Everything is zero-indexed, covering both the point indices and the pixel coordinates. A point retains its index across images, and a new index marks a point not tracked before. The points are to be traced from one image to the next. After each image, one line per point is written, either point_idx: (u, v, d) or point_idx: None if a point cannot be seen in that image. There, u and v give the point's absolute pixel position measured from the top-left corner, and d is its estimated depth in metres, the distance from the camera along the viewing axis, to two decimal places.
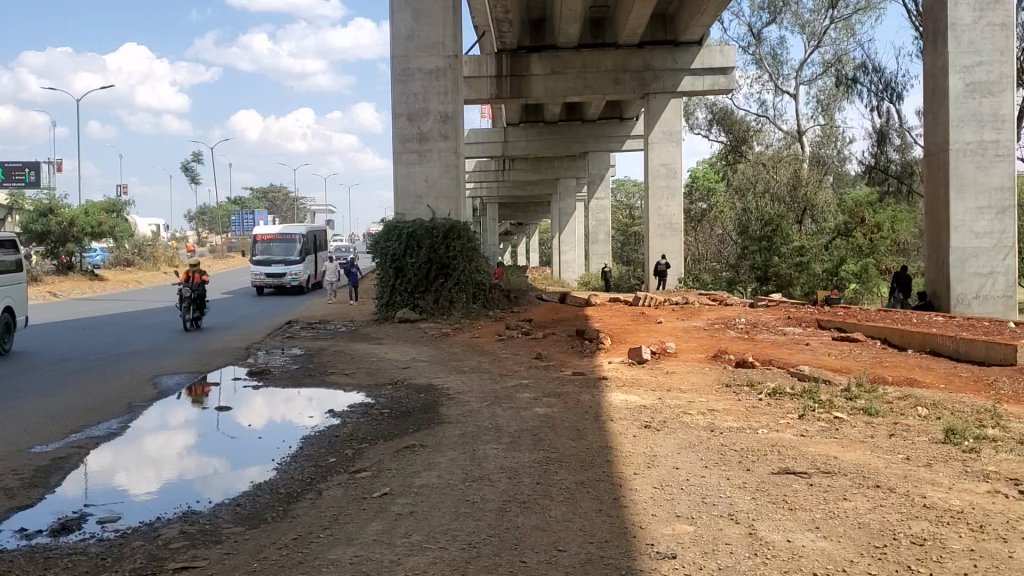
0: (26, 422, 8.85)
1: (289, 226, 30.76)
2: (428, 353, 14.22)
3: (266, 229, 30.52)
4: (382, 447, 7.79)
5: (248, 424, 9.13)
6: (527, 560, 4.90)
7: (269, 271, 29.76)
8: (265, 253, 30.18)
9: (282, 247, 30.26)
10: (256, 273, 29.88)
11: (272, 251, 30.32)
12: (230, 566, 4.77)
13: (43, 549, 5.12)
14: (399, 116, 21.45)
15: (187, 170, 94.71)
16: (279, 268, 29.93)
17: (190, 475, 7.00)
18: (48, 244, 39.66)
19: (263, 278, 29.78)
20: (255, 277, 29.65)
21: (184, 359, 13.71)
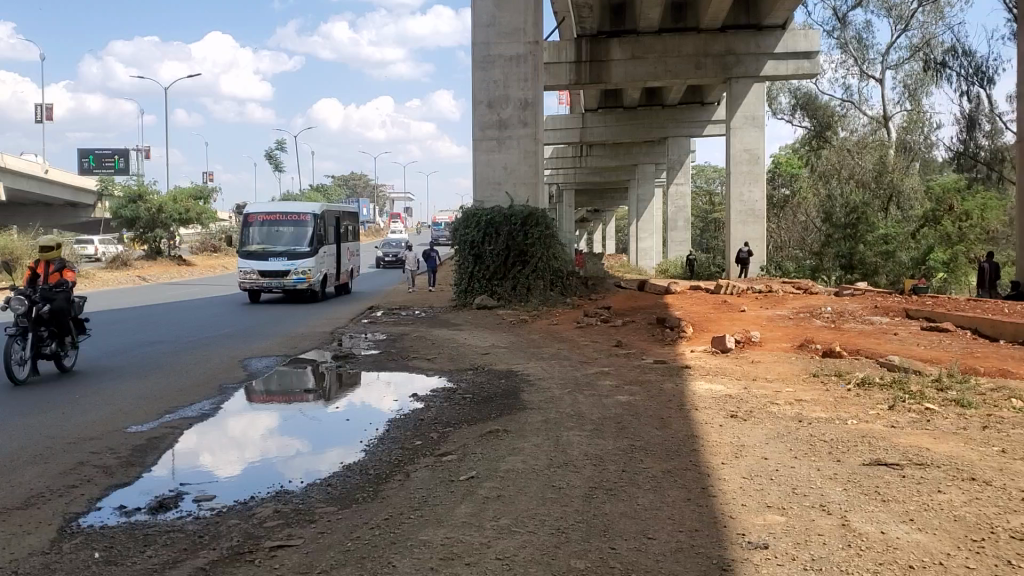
0: (121, 403, 9.10)
1: (296, 206, 23.97)
2: (508, 339, 14.24)
3: (266, 209, 23.81)
4: (467, 431, 7.82)
5: (332, 407, 9.27)
6: (617, 547, 4.86)
7: (267, 266, 23.09)
8: (262, 241, 23.42)
9: (286, 234, 23.44)
10: (248, 269, 23.19)
11: (275, 239, 23.54)
12: (324, 546, 4.83)
13: (142, 526, 5.24)
14: (479, 103, 21.54)
15: (270, 158, 96.72)
16: (280, 261, 23.10)
17: (273, 456, 7.09)
18: (138, 230, 40.82)
19: (258, 277, 23.12)
20: (249, 274, 23.01)
21: (271, 344, 13.91)
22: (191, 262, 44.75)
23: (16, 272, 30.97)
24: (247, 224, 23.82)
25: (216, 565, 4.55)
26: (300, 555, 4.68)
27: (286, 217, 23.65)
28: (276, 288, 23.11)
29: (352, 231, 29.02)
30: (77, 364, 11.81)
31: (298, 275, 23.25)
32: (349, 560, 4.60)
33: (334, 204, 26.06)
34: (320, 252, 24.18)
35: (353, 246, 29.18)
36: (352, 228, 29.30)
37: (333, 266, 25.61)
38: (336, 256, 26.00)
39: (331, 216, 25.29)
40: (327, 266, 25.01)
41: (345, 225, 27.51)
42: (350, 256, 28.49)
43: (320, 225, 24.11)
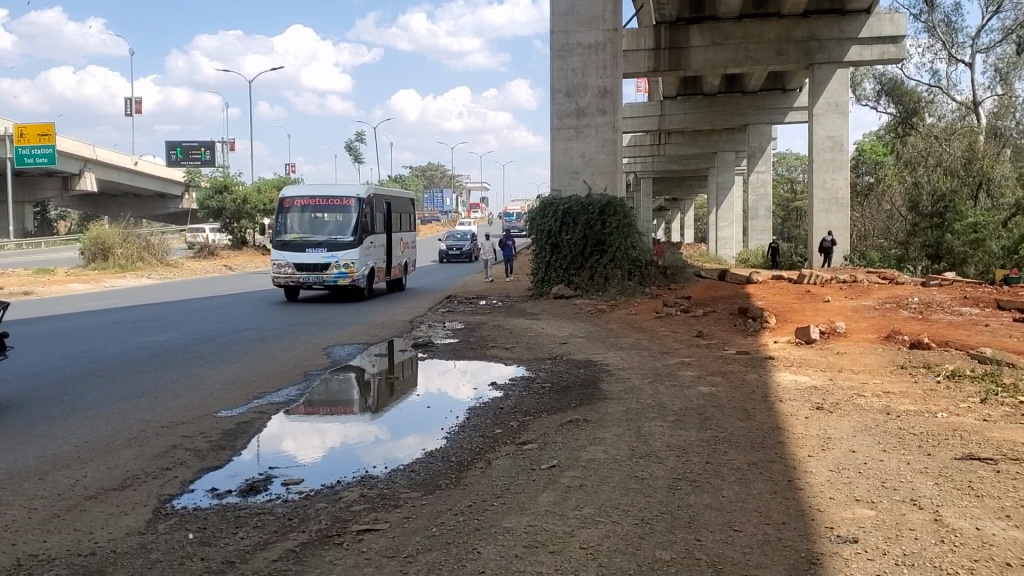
0: (210, 389, 9.30)
1: (340, 190, 20.72)
2: (586, 329, 14.20)
3: (305, 193, 20.55)
4: (548, 421, 7.83)
5: (411, 394, 9.37)
6: (702, 539, 4.81)
7: (303, 258, 19.86)
8: (300, 230, 20.13)
9: (327, 221, 20.19)
10: (282, 262, 19.98)
11: (313, 226, 20.26)
12: (410, 531, 4.87)
13: (233, 508, 5.36)
14: (557, 91, 21.48)
15: (350, 149, 98.00)
16: (318, 253, 19.84)
17: (353, 442, 7.19)
18: (225, 219, 41.89)
19: (295, 272, 19.94)
20: (282, 267, 19.81)
21: (353, 332, 14.07)
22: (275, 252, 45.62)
23: (108, 261, 31.87)
24: (282, 208, 20.56)
25: (306, 548, 4.63)
26: (387, 540, 4.73)
27: (328, 201, 20.43)
28: (314, 285, 19.91)
29: (408, 222, 25.98)
30: (170, 349, 12.19)
31: (340, 269, 19.93)
32: (435, 545, 4.64)
33: (385, 189, 22.93)
34: (368, 243, 21.00)
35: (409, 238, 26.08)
36: (409, 217, 26.27)
37: (383, 261, 22.50)
38: (386, 249, 23.02)
39: (379, 200, 22.11)
40: (376, 260, 21.86)
41: (399, 214, 24.48)
42: (405, 248, 25.48)
43: (367, 211, 20.96)
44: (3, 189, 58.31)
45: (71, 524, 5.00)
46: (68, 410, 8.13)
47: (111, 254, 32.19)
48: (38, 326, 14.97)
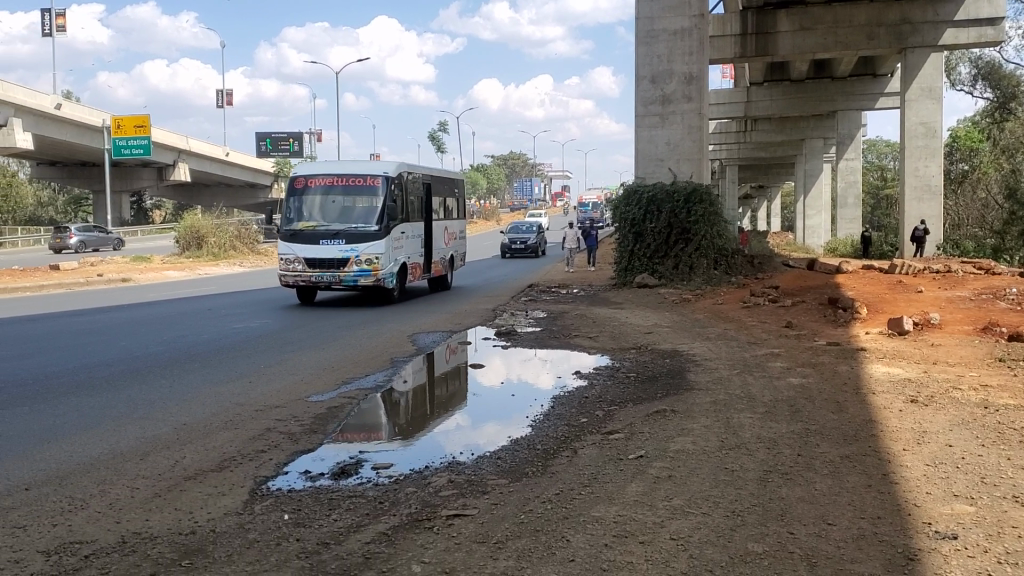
0: (300, 374, 9.48)
1: (364, 168, 17.42)
2: (672, 319, 14.08)
3: (324, 172, 17.26)
4: (633, 410, 7.79)
5: (492, 382, 9.42)
6: (795, 532, 4.74)
7: (315, 252, 16.56)
8: (316, 217, 16.85)
9: (349, 207, 16.91)
10: (291, 256, 16.69)
11: (329, 213, 16.93)
12: (499, 517, 4.90)
13: (326, 491, 5.47)
14: (642, 78, 21.33)
15: (434, 139, 98.72)
16: (333, 247, 16.54)
17: (434, 429, 7.24)
18: None
19: (306, 269, 16.63)
20: (291, 264, 16.59)
21: (438, 320, 14.18)
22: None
23: (202, 250, 32.73)
24: (296, 191, 17.26)
25: (398, 531, 4.70)
26: (476, 526, 4.77)
27: (351, 182, 17.15)
28: (329, 284, 16.63)
29: (456, 208, 22.59)
30: (262, 336, 12.41)
31: (360, 267, 16.60)
32: (524, 532, 4.65)
33: (422, 168, 19.57)
34: (398, 234, 17.68)
35: (457, 227, 22.64)
36: (459, 201, 22.88)
37: (420, 254, 19.15)
38: (425, 239, 19.68)
39: (413, 181, 18.75)
40: (411, 253, 18.51)
41: (442, 199, 21.04)
42: (451, 238, 22.06)
43: (397, 194, 17.63)
44: (102, 179, 60.42)
45: (172, 504, 5.16)
46: (166, 394, 8.37)
47: (205, 243, 33.00)
48: (136, 312, 15.44)
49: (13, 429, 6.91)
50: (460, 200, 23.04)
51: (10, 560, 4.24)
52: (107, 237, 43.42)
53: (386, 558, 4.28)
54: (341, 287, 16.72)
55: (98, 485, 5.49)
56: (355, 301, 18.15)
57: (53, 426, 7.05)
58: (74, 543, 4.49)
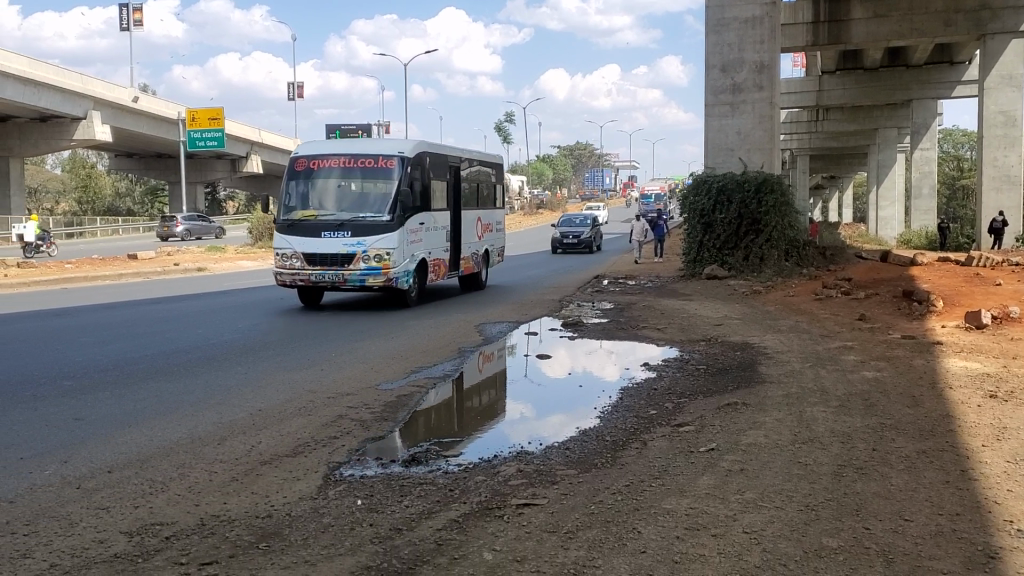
0: (370, 363, 9.58)
1: (377, 147, 14.87)
2: (742, 310, 13.92)
3: (330, 151, 14.75)
4: (704, 403, 7.72)
5: (558, 373, 9.41)
6: (871, 527, 4.66)
7: (316, 246, 14.07)
8: (318, 205, 14.34)
9: (356, 194, 14.35)
10: (289, 250, 14.20)
11: (333, 200, 14.42)
12: (569, 507, 4.91)
13: (397, 478, 5.53)
14: (713, 67, 21.10)
15: (501, 130, 98.92)
16: (336, 241, 14.01)
17: (500, 419, 7.27)
18: None
19: (305, 267, 14.12)
20: (290, 260, 14.13)
21: (505, 310, 14.21)
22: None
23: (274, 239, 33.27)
24: (297, 174, 14.73)
25: (468, 519, 4.73)
26: (546, 515, 4.78)
27: (360, 164, 14.57)
28: (332, 283, 14.11)
29: (497, 197, 20.00)
30: (330, 325, 12.56)
31: (368, 265, 14.05)
32: (595, 523, 4.65)
33: (451, 149, 16.98)
34: (416, 225, 15.10)
35: (497, 218, 20.03)
36: (500, 188, 20.26)
37: (446, 249, 16.62)
38: (454, 232, 17.14)
39: (436, 162, 16.16)
40: (436, 248, 15.99)
41: (476, 186, 18.41)
42: (489, 230, 19.44)
43: (415, 178, 15.07)
44: (178, 170, 61.71)
45: (249, 488, 5.26)
46: (240, 381, 8.52)
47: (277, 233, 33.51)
48: (209, 301, 15.73)
49: (95, 414, 7.09)
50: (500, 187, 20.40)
51: (95, 540, 4.36)
52: (211, 226, 45.89)
53: (458, 545, 4.32)
54: (346, 287, 14.20)
55: (177, 468, 5.62)
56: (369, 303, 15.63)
57: (133, 411, 7.23)
58: (156, 524, 4.61)
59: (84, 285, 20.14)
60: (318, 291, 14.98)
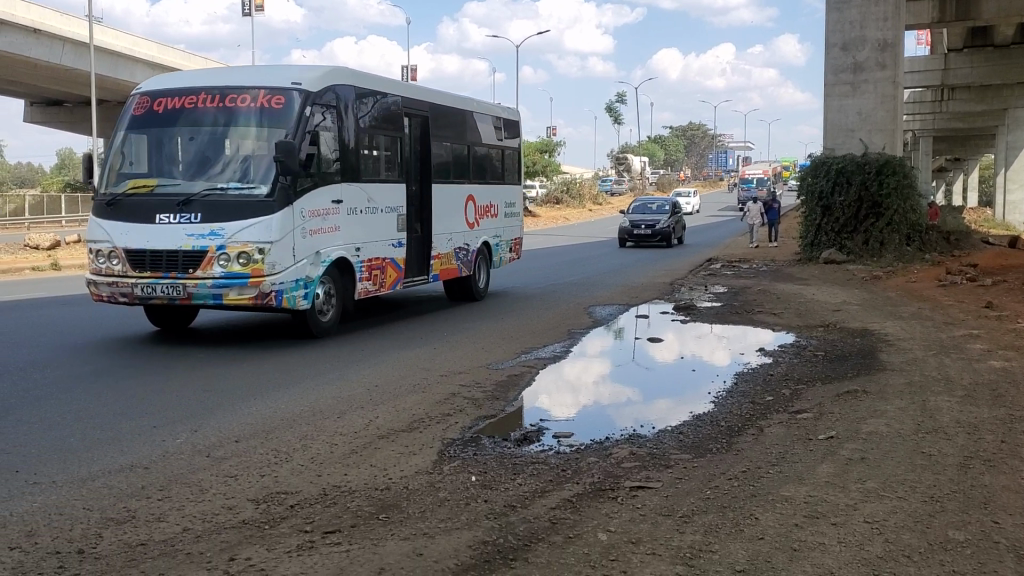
0: (481, 343, 9.67)
1: (259, 78, 9.61)
2: (861, 296, 13.52)
3: (190, 87, 9.54)
4: (822, 390, 7.54)
5: (664, 358, 9.29)
6: (1001, 521, 4.49)
7: (145, 241, 8.79)
8: (162, 172, 9.13)
9: (216, 150, 9.08)
10: (108, 248, 8.99)
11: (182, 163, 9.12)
12: (684, 491, 4.87)
13: (510, 455, 5.59)
14: (833, 46, 20.53)
15: (611, 110, 98.38)
16: (175, 233, 8.70)
17: (606, 402, 7.22)
18: None
19: (130, 272, 8.89)
20: (114, 264, 8.93)
21: (615, 293, 14.16)
22: (539, 215, 48.19)
23: None
24: (139, 122, 9.54)
25: (583, 499, 4.75)
26: (661, 498, 4.76)
27: (228, 103, 9.33)
28: (169, 300, 8.82)
29: (501, 171, 14.67)
30: (437, 305, 12.71)
31: (228, 270, 8.71)
32: (711, 508, 4.61)
33: (406, 93, 11.71)
34: (329, 203, 9.78)
35: (504, 203, 14.77)
36: (507, 160, 14.96)
37: (399, 243, 11.31)
38: (415, 216, 11.88)
39: (373, 108, 10.89)
40: (376, 244, 10.71)
41: (463, 155, 13.19)
42: (489, 216, 14.14)
43: (323, 127, 9.78)
44: None
45: (368, 460, 5.39)
46: (355, 359, 8.67)
47: None
48: None
49: (218, 387, 7.32)
50: (511, 156, 15.12)
51: (224, 506, 4.54)
52: None
53: (572, 524, 4.34)
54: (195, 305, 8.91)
55: (301, 440, 5.79)
56: (260, 330, 10.26)
57: (251, 385, 7.42)
58: (280, 493, 4.77)
59: None
60: (181, 312, 9.98)
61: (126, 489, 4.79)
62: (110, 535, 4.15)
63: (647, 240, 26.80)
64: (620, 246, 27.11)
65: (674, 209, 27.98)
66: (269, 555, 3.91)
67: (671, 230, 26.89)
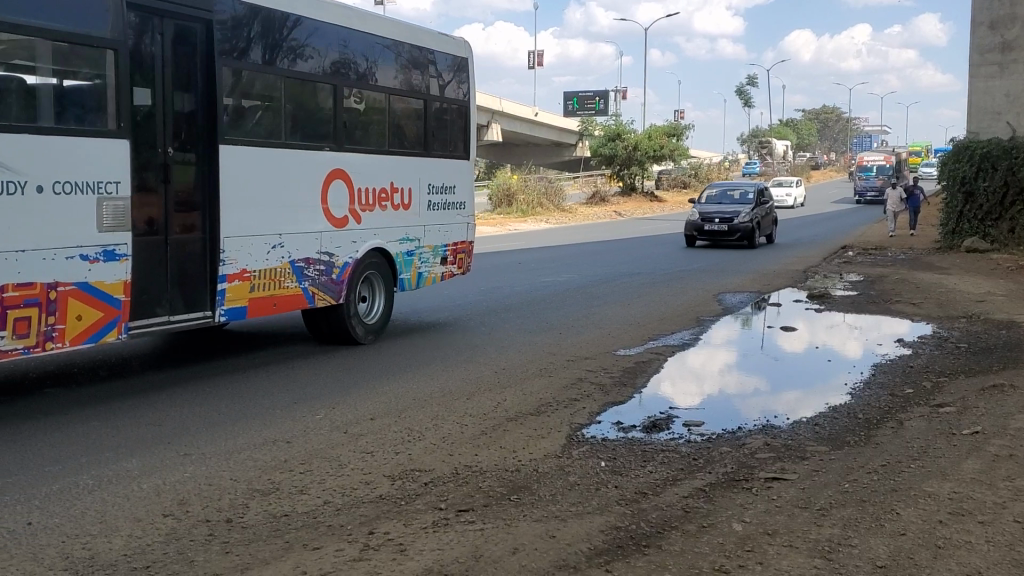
0: (606, 328, 9.66)
1: None
2: (1007, 287, 12.91)
3: None
4: (966, 384, 7.25)
5: (790, 348, 9.05)
6: None
7: None
8: None
9: None
10: None
11: None
12: (821, 484, 4.76)
13: (639, 443, 5.56)
14: (980, 25, 19.70)
15: (741, 93, 96.44)
16: None
17: (731, 392, 7.08)
18: (617, 166, 45.52)
19: None
20: None
21: (746, 280, 13.92)
22: (667, 199, 47.90)
23: (512, 207, 35.17)
24: None
25: (716, 489, 4.68)
26: (797, 490, 4.66)
27: None
28: None
29: (420, 135, 9.47)
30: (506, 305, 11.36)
31: None
32: (849, 502, 4.49)
33: None
34: None
35: (426, 187, 9.58)
36: (440, 123, 9.80)
37: (112, 253, 6.20)
38: (175, 198, 6.77)
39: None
40: (17, 258, 5.60)
41: (317, 108, 8.09)
42: (386, 207, 9.00)
43: (256, 65, 7.45)
44: None
45: (497, 442, 5.46)
46: (481, 341, 8.77)
47: (515, 200, 35.37)
48: None
49: (355, 366, 7.57)
50: (450, 116, 9.95)
51: (362, 481, 4.67)
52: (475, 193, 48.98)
53: (706, 513, 4.29)
54: None
55: (432, 420, 5.89)
56: None
57: (380, 366, 7.57)
58: (415, 470, 4.87)
59: None
60: None
61: (270, 462, 4.98)
62: (257, 506, 4.32)
63: (723, 237, 20.91)
64: (689, 244, 21.28)
65: (761, 197, 22.03)
66: (406, 530, 4.00)
67: (755, 225, 20.98)
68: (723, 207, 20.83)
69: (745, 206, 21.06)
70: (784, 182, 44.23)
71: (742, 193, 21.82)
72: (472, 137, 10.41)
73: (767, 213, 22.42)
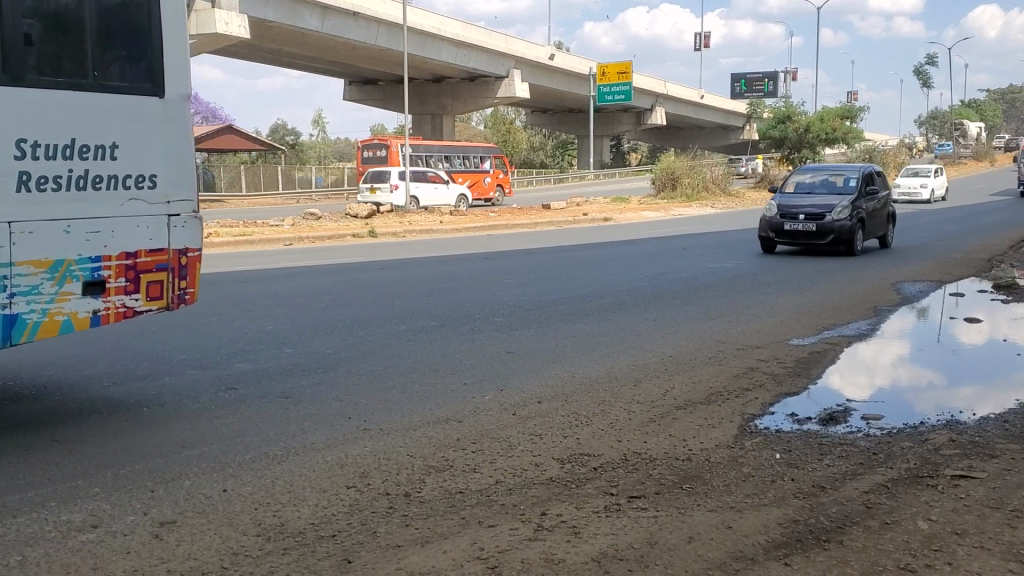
0: (776, 317, 9.43)
1: None
2: None
3: None
4: None
5: (970, 341, 8.58)
6: None
7: None
8: None
9: None
10: None
11: None
12: (1013, 484, 4.51)
13: (815, 436, 5.39)
14: None
15: (920, 73, 91.97)
16: None
17: (906, 386, 6.80)
18: (788, 149, 44.21)
19: None
20: None
21: (925, 268, 13.32)
22: None
23: (676, 190, 34.80)
24: None
25: (897, 485, 4.50)
26: (987, 490, 4.43)
27: None
28: None
29: (88, 53, 5.16)
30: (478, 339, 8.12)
31: None
32: None
33: None
34: None
35: (3, 143, 4.73)
36: (71, 29, 5.11)
37: None
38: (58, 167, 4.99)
39: None
40: None
41: None
42: None
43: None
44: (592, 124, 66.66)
45: (667, 429, 5.42)
46: (646, 328, 8.73)
47: (680, 184, 34.94)
48: (614, 251, 16.65)
49: (523, 349, 7.68)
50: (98, 20, 5.22)
51: (532, 463, 4.74)
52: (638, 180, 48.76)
53: (888, 510, 4.14)
54: None
55: (600, 406, 5.91)
56: None
57: (546, 350, 7.65)
58: (585, 454, 4.90)
59: (504, 233, 22.57)
60: None
61: (444, 440, 5.12)
62: (432, 481, 4.45)
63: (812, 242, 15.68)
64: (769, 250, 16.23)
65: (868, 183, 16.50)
66: (579, 514, 4.04)
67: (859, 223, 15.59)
68: (813, 200, 15.56)
69: (842, 197, 15.61)
70: (919, 172, 37.65)
71: (843, 178, 16.29)
72: (174, 52, 5.58)
73: (880, 204, 16.82)
